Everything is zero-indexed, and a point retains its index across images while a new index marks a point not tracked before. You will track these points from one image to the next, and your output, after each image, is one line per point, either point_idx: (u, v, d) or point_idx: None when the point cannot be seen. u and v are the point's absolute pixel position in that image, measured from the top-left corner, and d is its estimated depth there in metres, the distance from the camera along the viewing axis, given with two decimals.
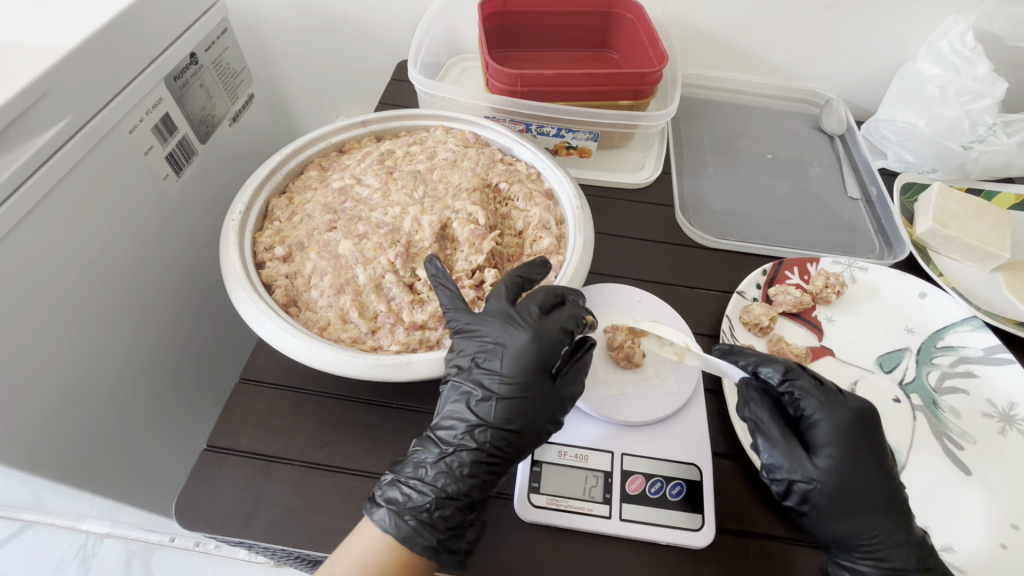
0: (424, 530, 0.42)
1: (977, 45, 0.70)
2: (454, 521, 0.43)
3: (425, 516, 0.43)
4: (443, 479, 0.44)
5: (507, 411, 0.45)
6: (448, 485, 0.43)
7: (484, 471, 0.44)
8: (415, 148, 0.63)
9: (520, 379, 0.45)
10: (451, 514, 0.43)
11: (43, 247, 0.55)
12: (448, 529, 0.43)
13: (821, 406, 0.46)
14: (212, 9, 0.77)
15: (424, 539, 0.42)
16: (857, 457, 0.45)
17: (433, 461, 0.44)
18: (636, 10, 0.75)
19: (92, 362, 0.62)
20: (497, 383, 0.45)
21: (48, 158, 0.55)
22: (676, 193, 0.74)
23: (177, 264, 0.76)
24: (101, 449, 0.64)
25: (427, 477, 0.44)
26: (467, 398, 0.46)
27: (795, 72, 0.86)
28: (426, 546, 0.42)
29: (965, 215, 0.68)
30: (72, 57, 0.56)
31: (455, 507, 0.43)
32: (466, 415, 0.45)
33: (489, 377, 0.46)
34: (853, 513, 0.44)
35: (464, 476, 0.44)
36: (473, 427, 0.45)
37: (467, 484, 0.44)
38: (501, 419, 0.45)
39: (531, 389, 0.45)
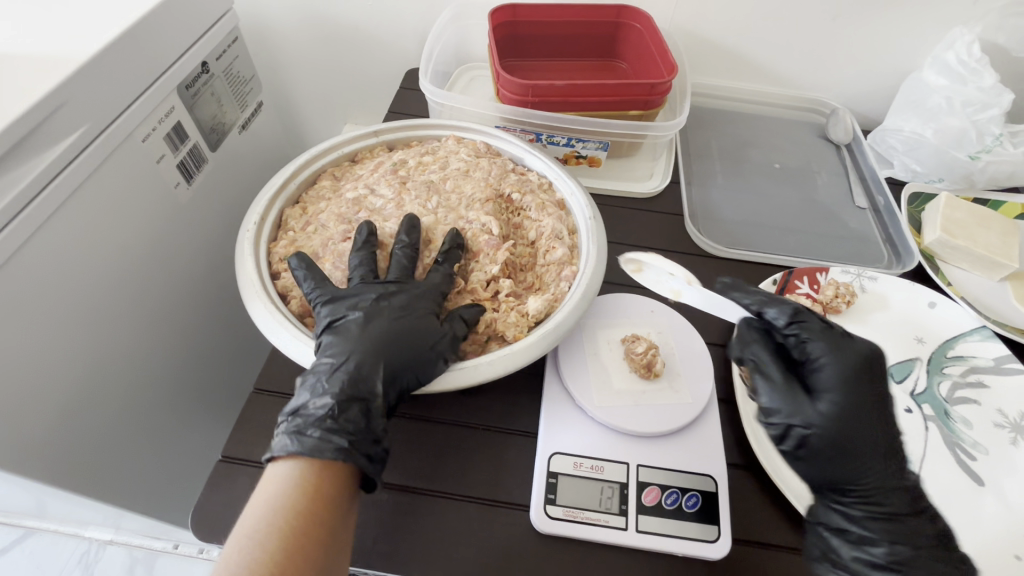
0: (331, 434, 0.41)
1: (983, 56, 0.70)
2: (360, 421, 0.42)
3: (327, 425, 0.42)
4: (334, 387, 0.43)
5: (380, 318, 0.47)
6: (340, 391, 0.43)
7: (371, 363, 0.44)
8: (428, 158, 0.63)
9: (388, 288, 0.49)
10: (355, 412, 0.42)
11: (57, 257, 0.55)
12: (356, 428, 0.42)
13: (829, 351, 0.45)
14: (224, 18, 0.77)
15: (333, 445, 0.41)
16: (857, 401, 0.44)
17: (320, 378, 0.44)
18: (645, 21, 0.76)
19: (104, 371, 0.62)
20: (367, 299, 0.48)
21: (64, 169, 0.55)
22: (685, 203, 0.74)
23: (188, 272, 0.76)
24: (112, 458, 0.64)
25: (319, 392, 0.43)
26: (339, 318, 0.47)
27: (801, 82, 0.87)
28: (337, 449, 0.40)
29: (973, 224, 0.69)
30: (88, 68, 0.56)
31: (356, 407, 0.43)
32: (340, 328, 0.46)
33: (359, 292, 0.48)
34: (845, 457, 0.43)
35: (355, 373, 0.44)
36: (349, 333, 0.46)
37: (362, 381, 0.44)
38: (376, 319, 0.46)
39: (410, 305, 0.48)
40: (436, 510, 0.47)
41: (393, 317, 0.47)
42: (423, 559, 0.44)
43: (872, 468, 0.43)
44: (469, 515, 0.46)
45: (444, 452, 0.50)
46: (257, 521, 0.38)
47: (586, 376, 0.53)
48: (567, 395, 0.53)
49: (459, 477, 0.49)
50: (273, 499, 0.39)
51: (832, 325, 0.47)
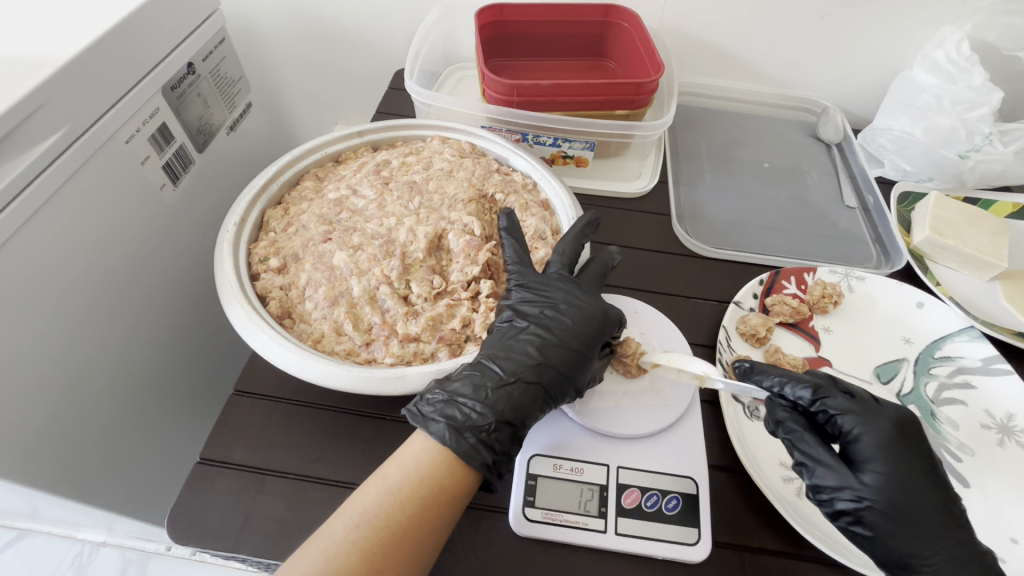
0: (482, 448, 0.42)
1: (972, 54, 0.70)
2: (504, 446, 0.43)
3: (483, 435, 0.43)
4: (502, 402, 0.44)
5: (565, 339, 0.49)
6: (505, 408, 0.44)
7: (527, 391, 0.46)
8: (411, 158, 0.63)
9: (587, 309, 0.50)
10: (503, 435, 0.44)
11: (38, 259, 0.55)
12: (498, 453, 0.43)
13: (862, 421, 0.45)
14: (211, 19, 0.77)
15: (481, 458, 0.42)
16: (902, 469, 0.43)
17: (495, 386, 0.45)
18: (632, 20, 0.76)
19: (87, 372, 0.62)
20: (555, 319, 0.50)
21: (44, 170, 0.55)
22: (673, 203, 0.74)
23: (173, 272, 0.76)
24: (95, 459, 0.64)
25: (487, 399, 0.44)
26: (535, 337, 0.49)
27: (791, 81, 0.87)
28: (482, 464, 0.42)
29: (962, 223, 0.68)
30: (69, 69, 0.56)
31: (509, 432, 0.44)
32: (535, 348, 0.48)
33: (541, 309, 0.50)
34: (905, 531, 0.42)
35: (500, 395, 0.44)
36: (541, 356, 0.47)
37: (515, 405, 0.45)
38: (581, 344, 0.49)
39: (567, 309, 0.50)
40: None
41: (562, 347, 0.48)
42: None
43: (938, 541, 0.41)
44: None
45: None
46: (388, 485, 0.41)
47: None
48: None
49: None
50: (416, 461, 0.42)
51: (853, 393, 0.47)
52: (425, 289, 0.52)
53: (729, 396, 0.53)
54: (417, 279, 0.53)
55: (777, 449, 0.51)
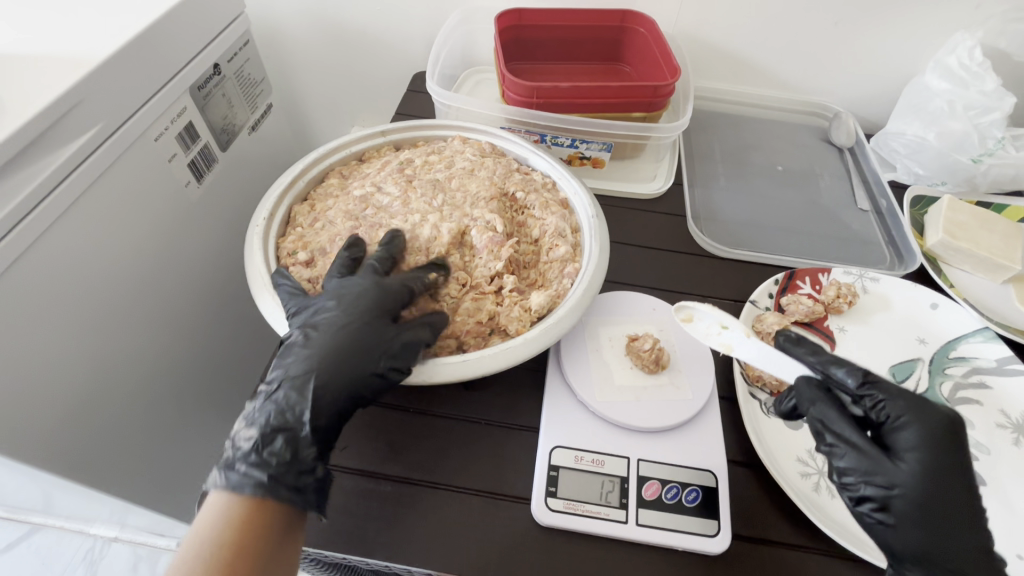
0: (255, 470, 0.41)
1: (985, 60, 0.71)
2: (287, 455, 0.42)
3: (254, 458, 0.42)
4: (268, 415, 0.43)
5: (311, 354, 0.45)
6: (273, 420, 0.43)
7: (327, 393, 0.44)
8: (433, 158, 0.64)
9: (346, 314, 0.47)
10: (282, 446, 0.42)
11: (73, 249, 0.57)
12: (284, 465, 0.42)
13: (910, 411, 0.43)
14: (236, 21, 0.79)
15: (257, 479, 0.41)
16: (944, 464, 0.42)
17: (261, 404, 0.44)
18: (649, 25, 0.77)
19: (114, 364, 0.63)
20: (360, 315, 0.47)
21: (80, 164, 0.57)
22: (688, 204, 0.75)
23: (198, 270, 0.77)
24: (121, 450, 0.65)
25: (255, 419, 0.43)
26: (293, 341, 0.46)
27: (804, 86, 0.88)
28: (260, 484, 0.41)
29: (975, 227, 0.69)
30: (104, 68, 0.58)
31: (285, 440, 0.43)
32: (291, 351, 0.45)
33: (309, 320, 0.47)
34: (932, 524, 0.41)
35: (291, 402, 0.43)
36: (293, 358, 0.45)
37: (284, 418, 0.43)
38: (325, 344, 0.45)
39: (358, 311, 0.47)
40: (438, 502, 0.47)
41: (331, 362, 0.44)
42: (423, 549, 0.44)
43: (959, 538, 0.41)
44: (470, 507, 0.47)
45: (448, 446, 0.51)
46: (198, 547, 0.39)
47: (588, 371, 0.54)
48: (569, 390, 0.53)
49: (461, 470, 0.49)
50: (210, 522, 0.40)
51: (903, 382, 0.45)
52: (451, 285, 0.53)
53: (747, 393, 0.54)
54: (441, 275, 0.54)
55: (796, 444, 0.52)
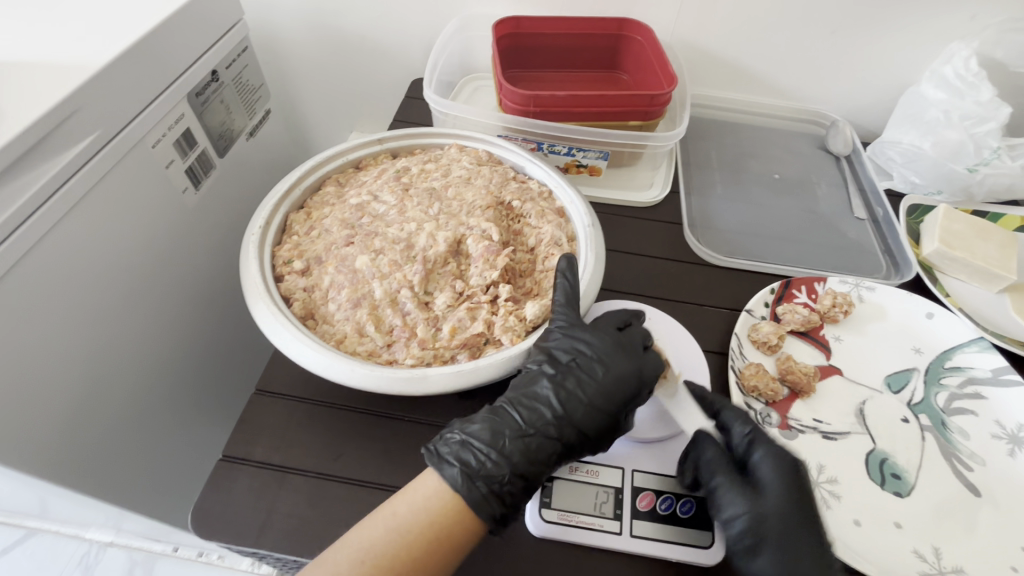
0: (479, 484, 0.43)
1: (980, 70, 0.71)
2: (512, 484, 0.44)
3: (495, 486, 0.43)
4: (494, 446, 0.44)
5: (587, 393, 0.48)
6: (495, 453, 0.44)
7: (549, 447, 0.46)
8: (430, 166, 0.64)
9: (613, 368, 0.49)
10: (511, 474, 0.44)
11: (70, 257, 0.57)
12: (501, 489, 0.43)
13: (766, 448, 0.47)
14: (234, 28, 0.79)
15: (490, 509, 0.42)
16: (796, 499, 0.44)
17: (494, 433, 0.45)
18: (646, 33, 0.77)
19: (110, 371, 0.63)
20: (595, 361, 0.49)
21: (78, 171, 0.57)
22: (685, 212, 0.75)
23: (195, 277, 0.78)
24: (115, 457, 0.65)
25: (481, 445, 0.44)
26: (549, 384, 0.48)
27: (801, 94, 0.88)
28: (491, 516, 0.42)
29: (971, 236, 0.69)
30: (102, 75, 0.58)
31: (521, 484, 0.44)
32: (553, 398, 0.47)
33: (562, 359, 0.49)
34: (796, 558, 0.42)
35: (519, 446, 0.45)
36: (556, 409, 0.47)
37: (530, 448, 0.45)
38: (568, 405, 0.47)
39: (596, 362, 0.49)
40: None
41: (584, 415, 0.47)
42: None
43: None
44: None
45: None
46: (394, 527, 0.41)
47: None
48: None
49: None
50: (420, 506, 0.42)
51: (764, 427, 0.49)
52: (448, 295, 0.53)
53: (743, 402, 0.55)
54: (437, 286, 0.54)
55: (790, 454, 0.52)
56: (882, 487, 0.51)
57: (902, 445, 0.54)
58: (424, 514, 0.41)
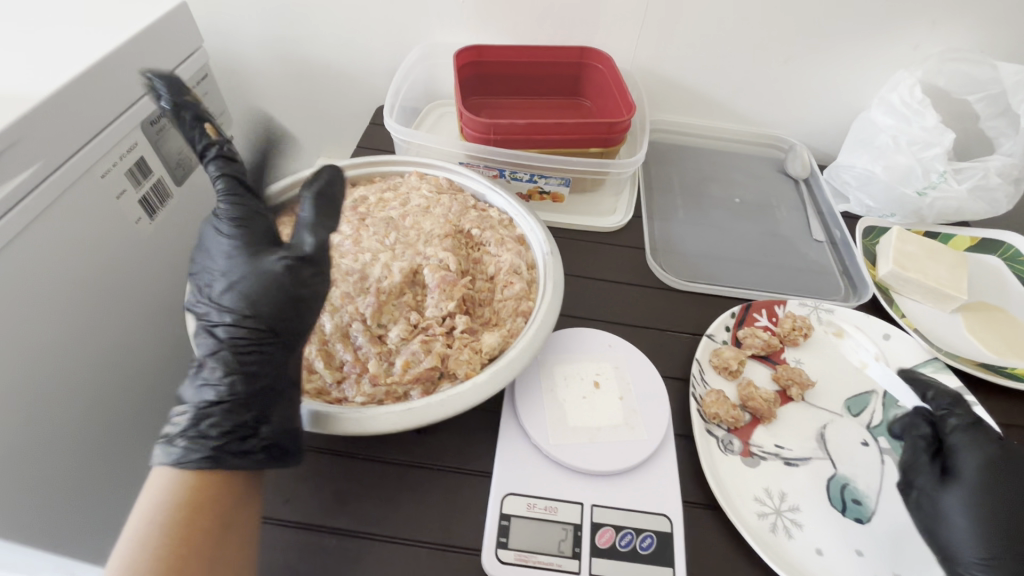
0: (196, 444, 0.40)
1: (924, 98, 0.74)
2: (228, 424, 0.41)
3: (194, 433, 0.40)
4: (206, 389, 0.42)
5: (240, 298, 0.44)
6: (211, 393, 0.41)
7: (249, 352, 0.43)
8: (389, 194, 0.63)
9: (245, 269, 0.45)
10: (224, 415, 0.41)
11: (13, 293, 0.55)
12: (225, 434, 0.41)
13: None
14: (193, 56, 0.79)
15: (200, 452, 0.40)
16: None
17: (193, 382, 0.43)
18: (606, 61, 0.79)
19: (48, 411, 0.59)
20: (242, 245, 0.46)
21: (17, 204, 0.55)
22: (647, 237, 0.76)
23: (151, 310, 0.75)
24: (56, 503, 0.61)
25: (192, 396, 0.42)
26: (206, 310, 0.45)
27: (758, 119, 0.90)
28: (204, 458, 0.40)
29: (922, 257, 0.71)
30: (48, 104, 0.57)
31: (223, 410, 0.41)
32: (209, 317, 0.44)
33: (214, 287, 0.45)
34: None
35: (252, 366, 0.43)
36: (217, 325, 0.44)
37: (229, 382, 0.42)
38: (238, 307, 0.44)
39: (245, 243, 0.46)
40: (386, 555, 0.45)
41: (254, 302, 0.44)
42: None
43: None
44: (419, 560, 0.45)
45: (394, 496, 0.48)
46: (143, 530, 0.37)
47: (542, 412, 0.52)
48: (523, 431, 0.52)
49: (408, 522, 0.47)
50: (156, 501, 0.39)
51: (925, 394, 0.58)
52: (402, 328, 0.51)
53: (703, 430, 0.54)
54: (391, 318, 0.52)
55: (752, 483, 0.52)
56: (843, 514, 0.50)
57: (861, 470, 0.54)
58: (169, 498, 0.39)
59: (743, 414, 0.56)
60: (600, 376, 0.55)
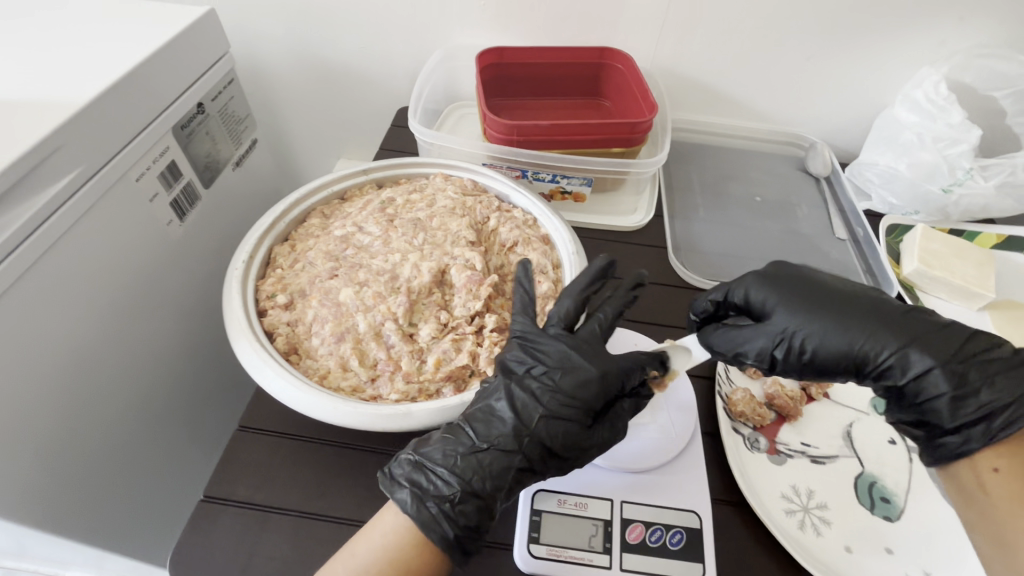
0: (444, 523, 0.42)
1: (950, 94, 0.73)
2: (475, 521, 0.42)
3: (447, 507, 0.42)
4: (476, 478, 0.43)
5: (559, 412, 0.44)
6: (482, 483, 0.43)
7: (499, 460, 0.43)
8: (415, 196, 0.64)
9: (570, 378, 0.45)
10: (474, 511, 0.42)
11: (54, 294, 0.56)
12: (466, 528, 0.42)
13: (813, 338, 0.46)
14: (221, 60, 0.80)
15: (440, 531, 0.42)
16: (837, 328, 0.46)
17: (462, 454, 0.44)
18: (626, 61, 0.79)
19: (87, 408, 0.61)
20: (567, 357, 0.46)
21: (60, 208, 0.56)
22: (669, 235, 0.76)
23: (180, 310, 0.77)
24: (94, 491, 0.63)
25: (452, 469, 0.43)
26: (514, 400, 0.45)
27: (778, 116, 0.90)
28: (442, 538, 0.41)
29: (949, 255, 0.70)
30: (88, 111, 0.58)
31: (476, 506, 0.43)
32: (510, 411, 0.45)
33: (540, 378, 0.46)
34: (832, 328, 0.46)
35: (513, 472, 0.44)
36: (529, 426, 0.44)
37: (498, 483, 0.43)
38: (544, 421, 0.44)
39: (570, 360, 0.46)
40: None
41: (571, 415, 0.44)
42: None
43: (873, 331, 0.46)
44: None
45: None
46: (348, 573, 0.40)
47: None
48: None
49: None
50: (388, 553, 0.41)
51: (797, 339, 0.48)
52: (432, 326, 0.53)
53: (730, 428, 0.55)
54: (422, 317, 0.54)
55: (778, 480, 0.52)
56: (872, 511, 0.51)
57: (889, 468, 0.54)
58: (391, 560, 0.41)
59: (769, 413, 0.57)
60: None
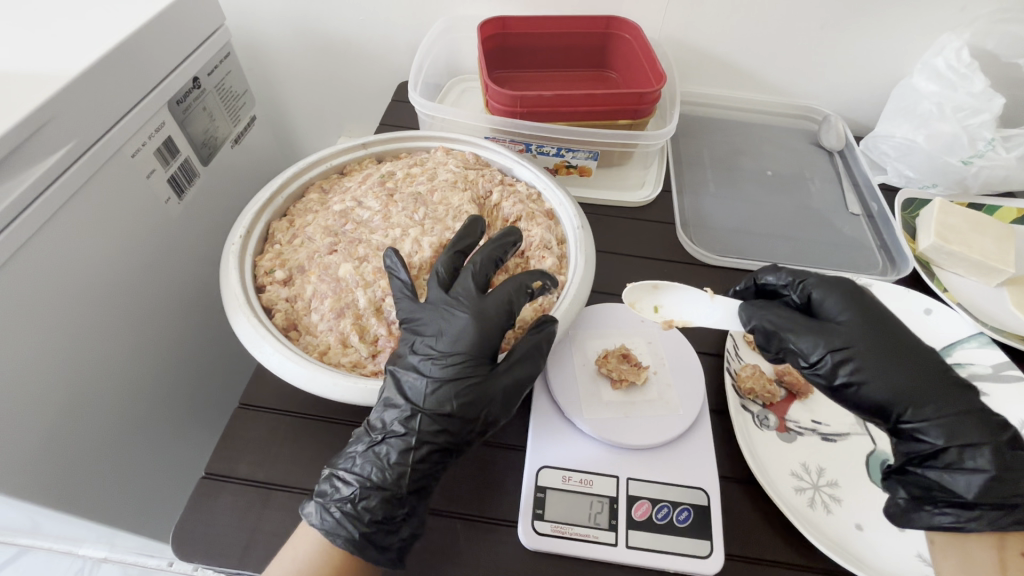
0: (347, 521, 0.42)
1: (972, 62, 0.70)
2: (381, 514, 0.42)
3: (350, 506, 0.42)
4: (371, 468, 0.43)
5: (441, 392, 0.44)
6: (376, 475, 0.43)
7: (395, 446, 0.43)
8: (415, 170, 0.63)
9: (459, 353, 0.45)
10: (380, 505, 0.42)
11: (49, 270, 0.55)
12: (374, 523, 0.42)
13: (866, 369, 0.44)
14: (216, 33, 0.78)
15: (348, 532, 0.42)
16: (894, 368, 0.44)
17: (363, 450, 0.44)
18: (634, 31, 0.76)
19: (85, 386, 0.61)
20: (449, 331, 0.45)
21: (53, 183, 0.55)
22: (677, 211, 0.74)
23: (179, 290, 0.76)
24: (97, 471, 0.63)
25: (355, 467, 0.44)
26: (399, 383, 0.45)
27: (791, 87, 0.87)
28: (349, 538, 0.42)
29: (967, 230, 0.68)
30: (79, 83, 0.57)
31: (380, 499, 0.42)
32: (399, 400, 0.44)
33: (423, 360, 0.45)
34: (888, 362, 0.44)
35: (410, 461, 0.43)
36: (412, 412, 0.44)
37: (398, 472, 0.43)
38: (432, 402, 0.43)
39: (461, 328, 0.45)
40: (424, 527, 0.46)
41: (455, 388, 0.44)
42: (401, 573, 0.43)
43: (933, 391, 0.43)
44: (455, 530, 0.46)
45: None
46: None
47: (574, 388, 0.52)
48: (556, 407, 0.52)
49: (444, 493, 0.47)
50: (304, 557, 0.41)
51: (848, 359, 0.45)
52: None
53: (739, 406, 0.53)
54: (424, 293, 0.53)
55: (789, 458, 0.51)
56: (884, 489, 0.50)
57: None
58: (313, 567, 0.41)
59: (779, 390, 0.55)
60: (634, 352, 0.55)
